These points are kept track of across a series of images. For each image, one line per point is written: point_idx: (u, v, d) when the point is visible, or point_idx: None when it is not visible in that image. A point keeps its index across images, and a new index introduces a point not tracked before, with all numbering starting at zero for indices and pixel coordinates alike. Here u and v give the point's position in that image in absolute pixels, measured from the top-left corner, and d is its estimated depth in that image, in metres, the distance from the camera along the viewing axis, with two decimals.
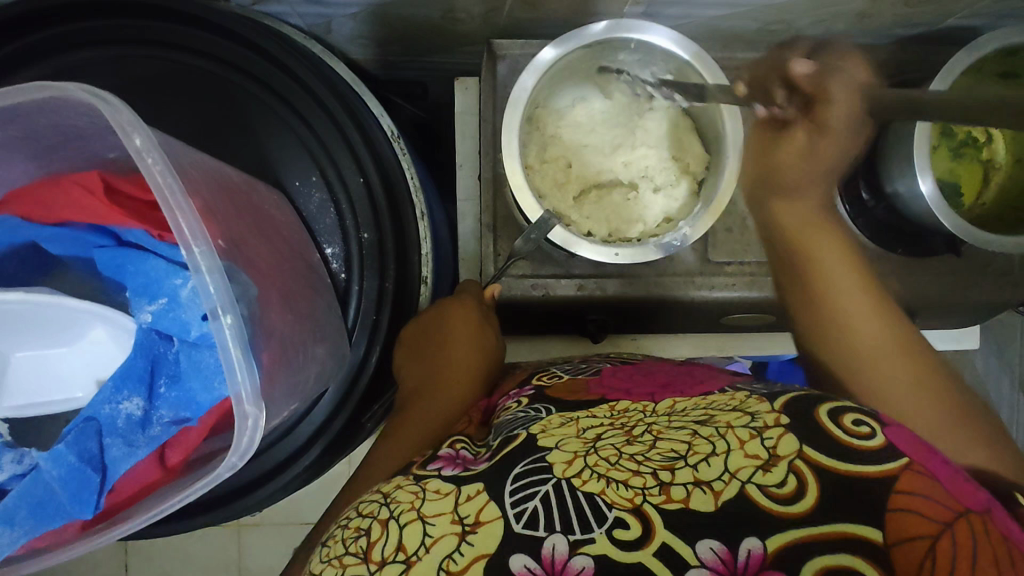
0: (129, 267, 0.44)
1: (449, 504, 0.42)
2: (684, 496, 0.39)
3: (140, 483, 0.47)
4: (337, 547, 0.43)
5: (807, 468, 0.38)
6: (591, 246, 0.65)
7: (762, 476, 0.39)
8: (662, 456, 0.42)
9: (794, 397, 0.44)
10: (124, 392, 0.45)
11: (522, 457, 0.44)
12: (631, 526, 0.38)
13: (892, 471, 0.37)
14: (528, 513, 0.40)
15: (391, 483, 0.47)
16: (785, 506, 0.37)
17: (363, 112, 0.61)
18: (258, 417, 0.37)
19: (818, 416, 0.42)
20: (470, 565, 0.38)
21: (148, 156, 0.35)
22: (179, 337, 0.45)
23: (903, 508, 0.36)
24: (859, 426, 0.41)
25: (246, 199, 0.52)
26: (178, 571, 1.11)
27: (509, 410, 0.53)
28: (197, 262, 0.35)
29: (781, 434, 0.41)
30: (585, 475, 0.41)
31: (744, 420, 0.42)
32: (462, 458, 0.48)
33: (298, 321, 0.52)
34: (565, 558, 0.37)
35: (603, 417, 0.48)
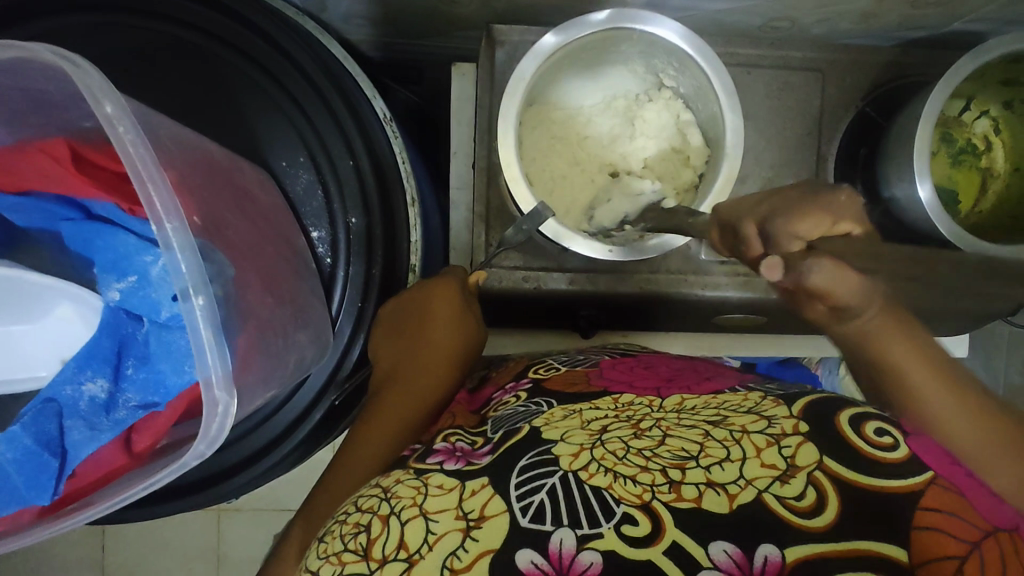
0: (99, 243, 0.43)
1: (453, 500, 0.41)
2: (696, 496, 0.38)
3: (102, 469, 0.45)
4: (335, 543, 0.41)
5: (827, 481, 0.37)
6: (585, 243, 0.63)
7: (780, 488, 0.38)
8: (672, 454, 0.41)
9: (816, 400, 0.43)
10: (88, 372, 0.43)
11: (529, 449, 0.43)
12: (640, 523, 0.37)
13: (917, 486, 0.37)
14: (534, 506, 0.39)
15: (390, 476, 0.46)
16: (806, 519, 0.36)
17: (354, 91, 0.59)
18: (229, 404, 0.35)
19: (839, 421, 0.40)
20: (475, 563, 0.37)
21: (119, 124, 0.33)
22: (149, 318, 0.44)
23: (927, 527, 0.35)
24: (881, 436, 0.39)
25: (227, 176, 0.50)
26: (155, 553, 1.09)
27: (507, 405, 0.51)
28: (168, 238, 0.34)
29: (798, 442, 0.40)
30: (591, 468, 0.40)
31: (759, 424, 0.41)
32: (462, 451, 0.46)
33: (278, 305, 0.50)
34: (572, 554, 0.36)
35: (607, 409, 0.47)
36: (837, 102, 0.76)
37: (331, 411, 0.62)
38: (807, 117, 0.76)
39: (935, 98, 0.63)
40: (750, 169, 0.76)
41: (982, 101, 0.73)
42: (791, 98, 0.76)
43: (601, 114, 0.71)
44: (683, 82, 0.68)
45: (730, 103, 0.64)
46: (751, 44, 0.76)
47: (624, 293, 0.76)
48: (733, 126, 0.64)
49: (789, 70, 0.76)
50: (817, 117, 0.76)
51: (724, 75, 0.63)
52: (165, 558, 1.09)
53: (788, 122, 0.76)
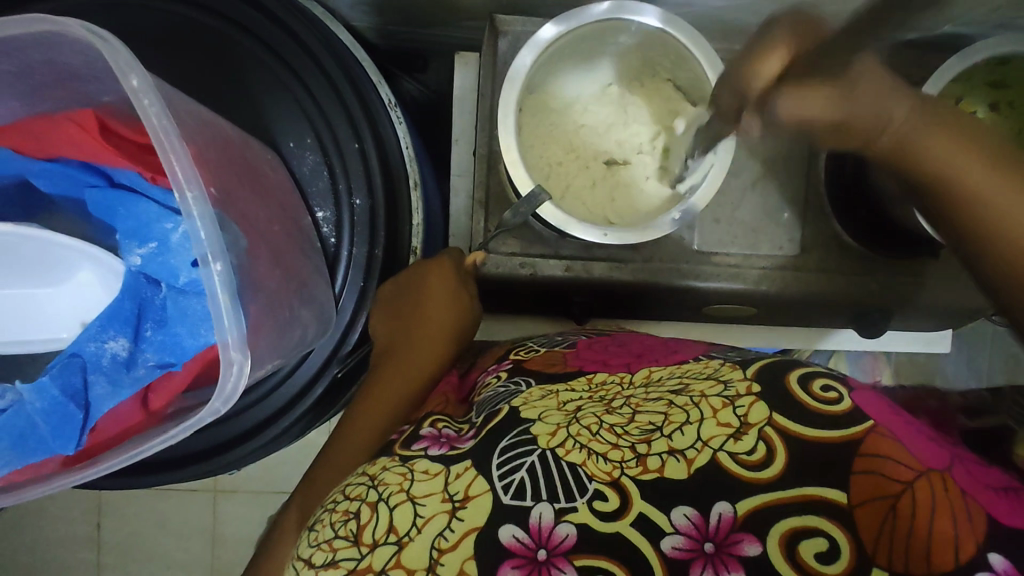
0: (121, 209, 0.45)
1: (439, 484, 0.43)
2: (659, 466, 0.41)
3: (123, 423, 0.47)
4: (326, 531, 0.43)
5: (776, 436, 0.40)
6: (580, 227, 0.65)
7: (733, 444, 0.40)
8: (639, 429, 0.43)
9: (767, 363, 0.45)
10: (110, 331, 0.45)
11: (508, 431, 0.45)
12: (610, 499, 0.40)
13: (855, 436, 0.38)
14: (515, 484, 0.41)
15: (377, 464, 0.48)
16: (755, 472, 0.39)
17: (360, 77, 0.60)
18: (244, 363, 0.37)
19: (789, 382, 0.42)
20: (460, 542, 0.39)
21: (144, 97, 0.35)
22: (167, 283, 0.45)
23: (865, 471, 0.37)
24: (827, 392, 0.41)
25: (239, 154, 0.52)
26: (152, 531, 1.11)
27: (489, 386, 0.54)
28: (189, 207, 0.35)
29: (752, 401, 0.41)
30: (567, 445, 0.42)
31: (717, 388, 0.43)
32: (447, 437, 0.48)
33: (285, 279, 0.52)
34: (551, 526, 0.39)
35: (581, 391, 0.49)
36: None
37: (332, 383, 0.64)
38: None
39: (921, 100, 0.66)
40: (744, 162, 0.79)
41: (972, 103, 0.73)
42: None
43: (600, 105, 0.73)
44: (680, 76, 0.70)
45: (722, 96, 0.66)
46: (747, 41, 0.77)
47: (619, 281, 0.78)
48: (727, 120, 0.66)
49: None
50: None
51: (718, 69, 0.64)
52: (161, 536, 1.11)
53: None
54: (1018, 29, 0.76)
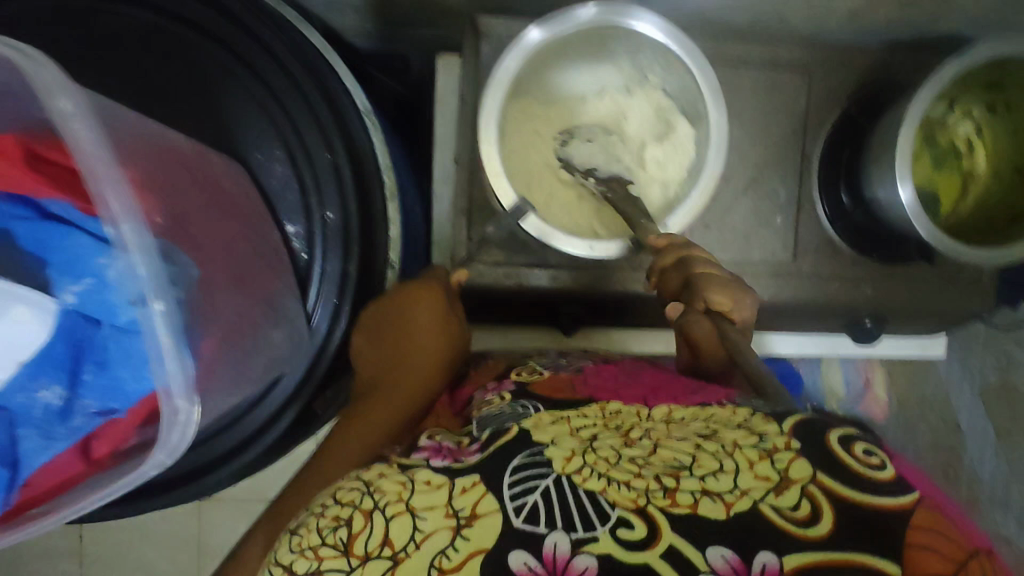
0: (54, 243, 0.42)
1: (443, 497, 0.40)
2: (691, 502, 0.37)
3: (61, 475, 0.44)
4: (312, 537, 0.40)
5: (820, 495, 0.37)
6: (567, 239, 0.62)
7: (775, 498, 0.37)
8: (664, 462, 0.40)
9: (805, 419, 0.43)
10: (42, 379, 0.42)
11: (523, 448, 0.42)
12: (636, 526, 0.37)
13: (907, 505, 0.37)
14: (528, 507, 0.38)
15: (371, 470, 0.45)
16: (800, 527, 0.36)
17: (333, 84, 0.57)
18: (190, 412, 0.34)
19: (830, 440, 0.41)
20: (465, 562, 0.36)
21: (74, 121, 0.32)
22: (107, 322, 0.42)
23: (919, 545, 0.36)
24: (869, 457, 0.40)
25: (195, 171, 0.48)
26: (135, 544, 1.08)
27: (492, 405, 0.51)
28: (125, 240, 0.32)
29: (792, 458, 0.39)
30: (584, 472, 0.39)
31: (752, 440, 0.41)
32: (449, 449, 0.46)
33: (247, 304, 0.49)
34: (567, 557, 0.36)
35: (593, 417, 0.47)
36: (823, 100, 0.76)
37: (308, 407, 0.61)
38: (792, 116, 0.76)
39: (917, 103, 0.63)
40: (737, 166, 0.76)
41: (964, 104, 0.73)
42: (776, 97, 0.76)
43: (590, 111, 0.70)
44: (670, 81, 0.68)
45: (715, 103, 0.63)
46: (738, 41, 0.75)
47: (603, 292, 0.76)
48: (718, 126, 0.63)
49: (776, 67, 0.75)
50: (803, 116, 0.76)
51: (708, 73, 0.62)
52: (142, 549, 1.08)
53: (775, 120, 0.76)
54: (1015, 28, 0.74)
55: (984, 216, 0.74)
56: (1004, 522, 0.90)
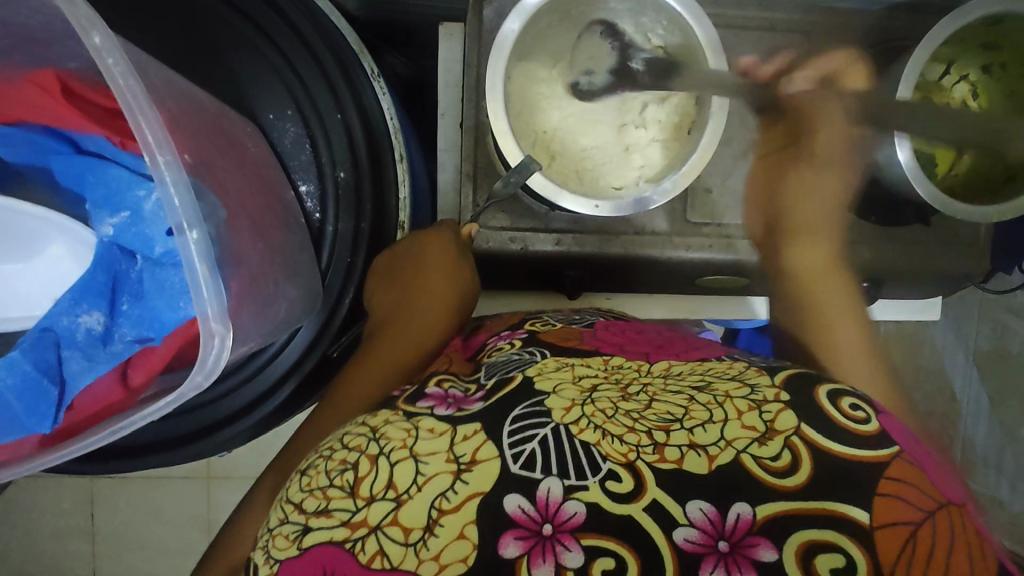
0: (90, 178, 0.44)
1: (444, 442, 0.41)
2: (678, 458, 0.39)
3: (103, 402, 0.46)
4: (319, 478, 0.41)
5: (802, 445, 0.39)
6: (573, 198, 0.64)
7: (758, 448, 0.39)
8: (657, 416, 0.41)
9: (797, 373, 0.45)
10: (83, 305, 0.45)
11: (521, 399, 0.43)
12: (623, 480, 0.38)
13: (884, 458, 0.39)
14: (525, 454, 0.39)
15: (378, 416, 0.45)
16: (779, 478, 0.37)
17: (343, 45, 0.58)
18: (225, 337, 0.36)
19: (819, 397, 0.42)
20: (462, 505, 0.38)
21: (109, 56, 0.33)
22: (142, 254, 0.45)
23: (889, 494, 0.37)
24: (855, 411, 0.42)
25: (217, 124, 0.50)
26: (145, 520, 1.10)
27: (501, 351, 0.53)
28: (162, 174, 0.34)
29: (780, 409, 0.41)
30: (581, 424, 0.40)
31: (743, 391, 0.43)
32: (454, 398, 0.46)
33: (268, 253, 0.50)
34: (559, 502, 0.37)
35: (597, 369, 0.47)
36: None
37: (325, 360, 0.63)
38: None
39: (915, 60, 0.65)
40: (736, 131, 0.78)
41: (962, 67, 0.75)
42: (776, 61, 0.77)
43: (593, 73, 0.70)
44: (671, 42, 0.69)
45: (715, 62, 0.65)
46: (737, 6, 0.76)
47: (607, 254, 0.77)
48: (720, 85, 0.65)
49: (775, 32, 0.77)
50: None
51: (709, 31, 0.64)
52: (156, 525, 1.11)
53: None
54: None
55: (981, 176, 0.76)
56: (998, 486, 0.94)
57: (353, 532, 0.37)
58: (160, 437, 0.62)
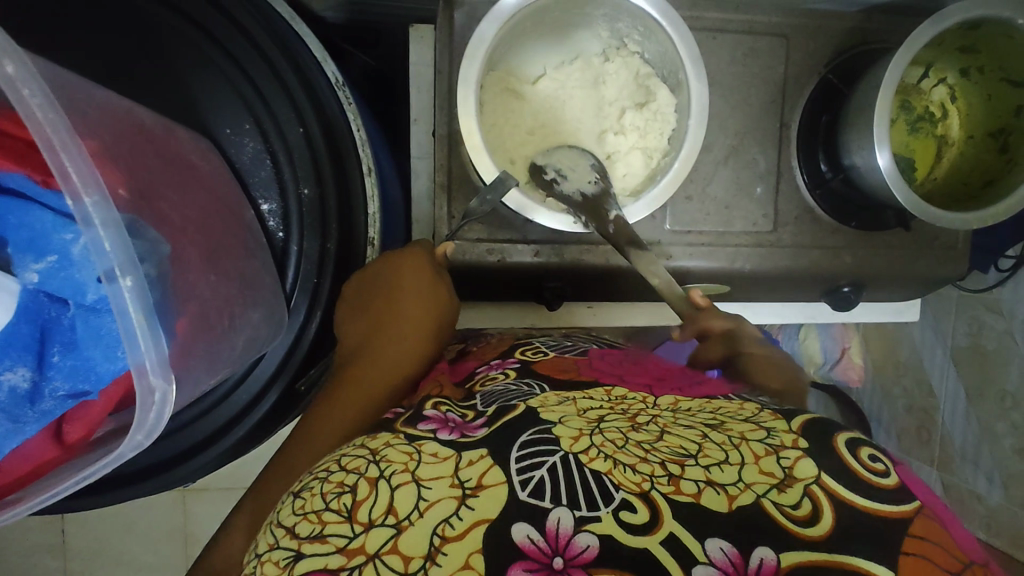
0: (11, 219, 0.40)
1: (449, 468, 0.38)
2: (695, 491, 0.37)
3: (34, 460, 0.44)
4: (315, 501, 0.38)
5: (823, 495, 0.37)
6: (549, 213, 0.61)
7: (777, 495, 0.37)
8: (671, 449, 0.40)
9: (814, 418, 0.43)
10: (6, 362, 0.40)
11: (529, 425, 0.41)
12: (638, 511, 0.36)
13: (908, 513, 0.36)
14: (534, 481, 0.37)
15: (378, 437, 0.43)
16: (804, 528, 0.36)
17: (303, 56, 0.55)
18: (167, 391, 0.33)
19: (836, 444, 0.40)
20: (468, 532, 0.35)
21: (24, 87, 0.30)
22: (74, 301, 0.41)
23: (913, 553, 0.35)
24: (873, 462, 0.39)
25: (160, 145, 0.47)
26: (119, 538, 1.06)
27: (495, 381, 0.49)
28: (87, 214, 0.31)
29: (798, 456, 0.39)
30: (591, 452, 0.39)
31: (760, 434, 0.41)
32: (454, 421, 0.43)
33: (222, 283, 0.47)
34: (570, 534, 0.34)
35: (601, 400, 0.46)
36: (801, 67, 0.76)
37: (291, 390, 0.60)
38: (771, 84, 0.76)
39: (895, 65, 0.63)
40: (716, 136, 0.75)
41: (940, 69, 0.74)
42: (755, 65, 0.75)
43: (593, 166, 0.65)
44: (649, 48, 0.67)
45: (694, 70, 0.63)
46: (716, 7, 0.74)
47: (589, 264, 0.75)
48: (698, 94, 0.63)
49: (754, 35, 0.75)
50: (780, 84, 0.76)
51: (688, 37, 0.62)
52: (130, 543, 1.07)
53: (756, 87, 0.76)
54: None
55: (960, 179, 0.75)
56: (975, 480, 0.94)
57: (350, 560, 0.34)
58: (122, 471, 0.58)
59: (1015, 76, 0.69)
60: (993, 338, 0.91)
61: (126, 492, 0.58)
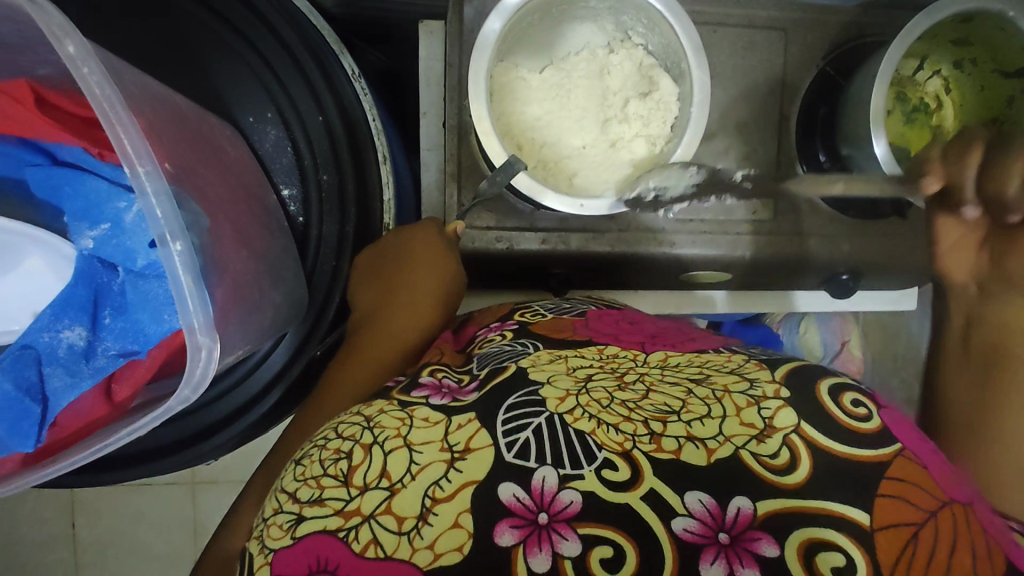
0: (67, 189, 0.45)
1: (438, 433, 0.40)
2: (675, 448, 0.39)
3: (84, 418, 0.47)
4: (314, 467, 0.40)
5: (801, 444, 0.39)
6: (557, 197, 0.64)
7: (756, 446, 0.39)
8: (655, 407, 0.41)
9: (797, 365, 0.44)
10: (65, 320, 0.46)
11: (515, 389, 0.43)
12: (619, 469, 0.38)
13: (885, 457, 0.38)
14: (519, 443, 0.39)
15: (372, 406, 0.44)
16: (778, 476, 0.38)
17: (321, 45, 0.57)
18: (212, 348, 0.37)
19: (819, 392, 0.41)
20: (457, 493, 0.37)
21: (83, 64, 0.34)
22: (124, 266, 0.46)
23: (891, 495, 0.37)
24: (856, 407, 0.41)
25: (198, 131, 0.49)
26: (129, 529, 1.08)
27: (493, 342, 0.51)
28: (141, 183, 0.35)
29: (779, 405, 0.40)
30: (576, 412, 0.40)
31: (743, 386, 0.42)
32: (448, 387, 0.45)
33: (252, 260, 0.50)
34: (554, 491, 0.37)
35: (592, 359, 0.46)
36: (800, 61, 0.79)
37: (312, 362, 0.62)
38: (770, 77, 0.78)
39: (889, 60, 0.66)
40: (717, 127, 0.78)
41: (934, 61, 0.75)
42: (755, 58, 0.78)
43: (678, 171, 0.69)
44: (652, 40, 0.70)
45: (696, 60, 0.65)
46: (717, 3, 0.77)
47: (594, 252, 0.77)
48: (699, 83, 0.65)
49: (754, 29, 0.78)
50: (780, 77, 0.78)
51: (690, 29, 0.64)
52: (141, 533, 1.09)
53: (756, 80, 0.78)
54: None
55: None
56: None
57: (347, 521, 0.37)
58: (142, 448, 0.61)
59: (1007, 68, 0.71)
60: None
61: (141, 469, 0.60)
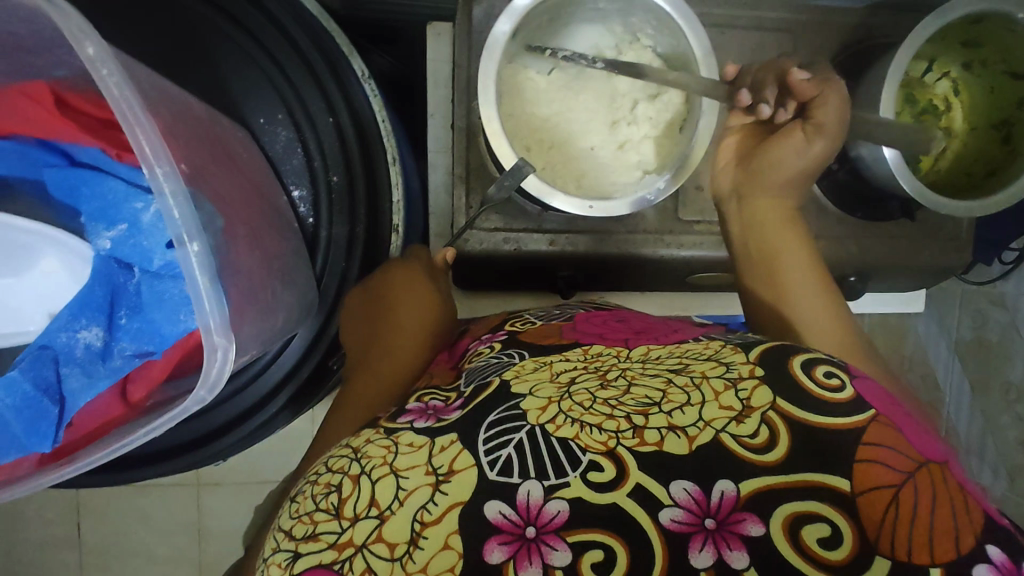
0: (84, 190, 0.45)
1: (423, 456, 0.40)
2: (658, 439, 0.38)
3: (101, 418, 0.48)
4: (307, 503, 0.41)
5: (780, 420, 0.38)
6: (564, 199, 0.64)
7: (735, 427, 0.38)
8: (636, 401, 0.41)
9: (772, 347, 0.44)
10: (82, 320, 0.46)
11: (497, 404, 0.42)
12: (606, 469, 0.37)
13: (860, 422, 0.38)
14: (502, 460, 0.39)
15: (360, 436, 0.45)
16: (754, 453, 0.37)
17: (334, 49, 0.57)
18: (228, 349, 0.37)
19: (791, 366, 0.41)
20: (446, 514, 0.37)
21: (103, 67, 0.34)
22: (141, 266, 0.46)
23: (867, 460, 0.36)
24: (829, 378, 0.40)
25: (211, 133, 0.50)
26: (134, 531, 1.09)
27: (480, 356, 0.51)
28: (160, 183, 0.35)
29: (754, 385, 0.40)
30: (558, 420, 0.40)
31: (718, 370, 0.42)
32: (434, 408, 0.45)
33: (265, 261, 0.50)
34: (540, 503, 0.37)
35: (577, 361, 0.46)
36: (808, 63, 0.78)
37: (322, 365, 0.63)
38: None
39: (897, 63, 0.66)
40: None
41: (943, 64, 0.76)
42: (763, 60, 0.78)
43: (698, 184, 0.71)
44: (661, 41, 0.69)
45: (705, 60, 0.65)
46: (725, 5, 0.77)
47: (600, 254, 0.77)
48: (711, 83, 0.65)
49: (763, 31, 0.78)
50: None
51: (699, 30, 0.64)
52: (144, 534, 1.09)
53: None
54: None
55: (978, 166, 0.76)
56: (980, 472, 0.96)
57: (342, 553, 0.37)
58: (143, 453, 0.61)
59: (1018, 68, 0.71)
60: (997, 332, 0.94)
61: (148, 471, 0.61)
